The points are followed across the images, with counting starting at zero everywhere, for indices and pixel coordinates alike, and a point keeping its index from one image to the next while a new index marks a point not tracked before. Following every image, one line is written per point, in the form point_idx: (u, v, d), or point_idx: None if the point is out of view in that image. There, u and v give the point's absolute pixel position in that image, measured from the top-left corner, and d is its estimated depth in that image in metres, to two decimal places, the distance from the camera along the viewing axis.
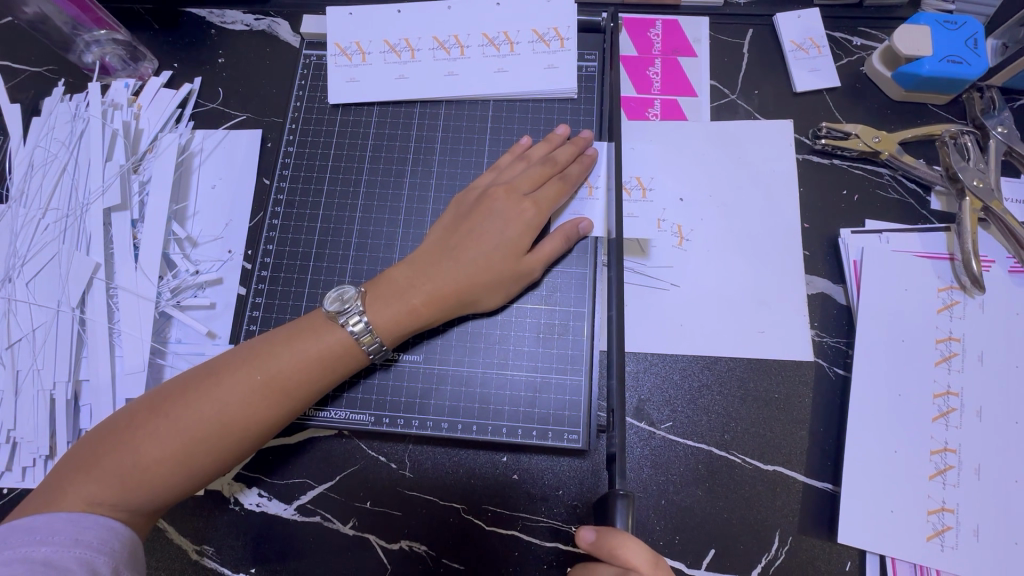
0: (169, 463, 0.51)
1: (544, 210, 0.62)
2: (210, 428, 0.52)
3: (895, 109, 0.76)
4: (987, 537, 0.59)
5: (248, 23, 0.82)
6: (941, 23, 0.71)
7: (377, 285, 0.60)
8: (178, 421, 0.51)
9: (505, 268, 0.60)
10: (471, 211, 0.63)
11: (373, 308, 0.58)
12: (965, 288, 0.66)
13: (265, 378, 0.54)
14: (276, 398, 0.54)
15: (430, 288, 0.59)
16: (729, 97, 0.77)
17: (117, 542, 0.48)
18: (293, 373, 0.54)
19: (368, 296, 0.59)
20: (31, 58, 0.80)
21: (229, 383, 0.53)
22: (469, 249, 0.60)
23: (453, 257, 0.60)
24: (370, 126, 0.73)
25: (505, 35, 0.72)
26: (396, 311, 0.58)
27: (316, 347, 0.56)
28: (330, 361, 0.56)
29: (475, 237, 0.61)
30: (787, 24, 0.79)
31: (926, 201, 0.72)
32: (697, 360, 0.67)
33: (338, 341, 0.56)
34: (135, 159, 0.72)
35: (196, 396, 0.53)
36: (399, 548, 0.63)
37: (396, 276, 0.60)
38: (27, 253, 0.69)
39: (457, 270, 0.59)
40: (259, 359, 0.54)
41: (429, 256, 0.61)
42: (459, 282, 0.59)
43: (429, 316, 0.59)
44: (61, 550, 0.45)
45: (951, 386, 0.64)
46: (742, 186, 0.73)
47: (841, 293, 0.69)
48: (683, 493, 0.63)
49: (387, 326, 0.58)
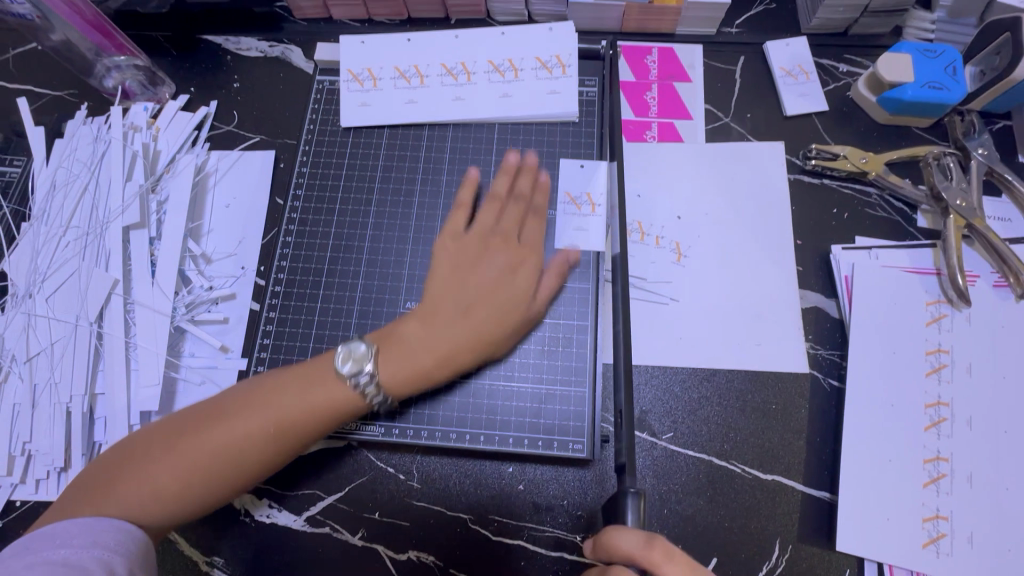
0: (178, 493, 0.52)
1: (539, 253, 0.66)
2: (231, 448, 0.53)
3: (880, 132, 0.79)
4: (980, 544, 0.61)
5: (263, 50, 0.86)
6: (922, 52, 0.76)
7: (386, 346, 0.60)
8: (189, 454, 0.53)
9: (514, 320, 0.62)
10: (471, 259, 0.64)
11: (383, 368, 0.58)
12: (951, 302, 0.69)
13: (276, 419, 0.55)
14: (284, 439, 0.55)
15: (439, 346, 0.60)
16: (723, 120, 0.81)
17: (133, 545, 0.50)
18: (302, 416, 0.55)
19: (378, 355, 0.59)
20: (53, 82, 0.84)
21: (238, 420, 0.54)
22: (479, 302, 0.62)
23: (462, 314, 0.61)
24: (380, 148, 0.76)
25: (510, 62, 0.76)
26: (406, 372, 0.59)
27: (326, 396, 0.56)
28: (339, 406, 0.56)
29: (485, 288, 0.62)
30: (777, 51, 0.83)
31: (913, 219, 0.75)
32: (696, 372, 0.70)
33: (348, 390, 0.57)
34: (153, 179, 0.75)
35: (206, 431, 0.54)
36: (407, 559, 0.64)
37: (407, 336, 0.60)
38: (47, 269, 0.71)
39: (467, 328, 0.61)
40: (269, 400, 0.55)
41: (440, 312, 0.61)
42: (470, 335, 0.60)
43: (440, 375, 0.60)
44: (79, 551, 0.47)
45: (942, 397, 0.66)
46: (737, 205, 0.76)
47: (833, 307, 0.72)
48: (685, 501, 0.65)
49: (397, 384, 0.59)
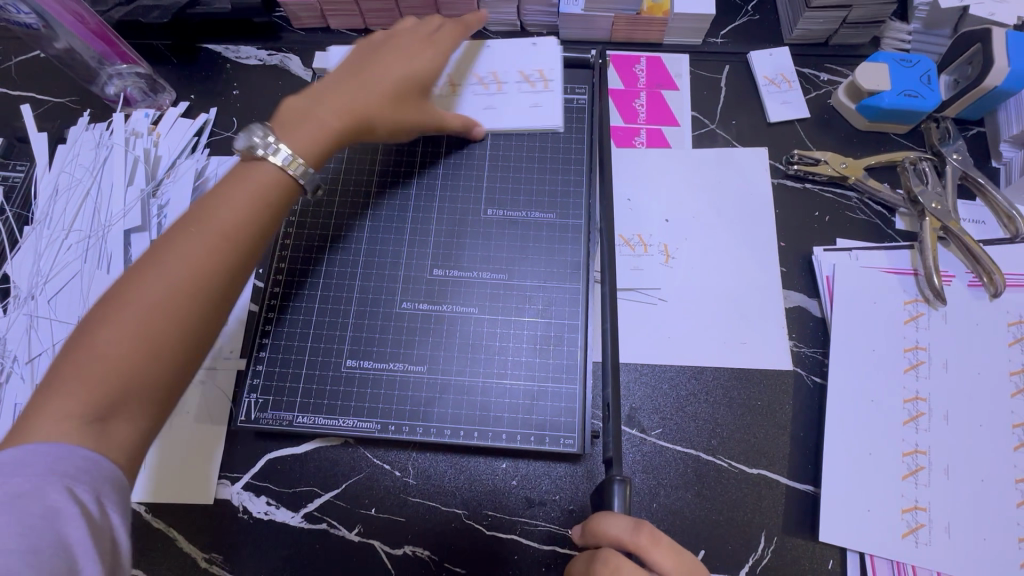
0: (125, 372, 0.46)
1: (421, 114, 0.69)
2: (162, 322, 0.47)
3: (860, 138, 0.82)
4: (958, 534, 0.63)
5: (262, 58, 0.88)
6: (898, 62, 0.79)
7: (283, 116, 0.61)
8: (127, 319, 0.47)
9: (400, 89, 0.66)
10: (393, 82, 0.65)
11: (291, 135, 0.59)
12: (928, 301, 0.72)
13: (213, 289, 0.50)
14: (228, 254, 0.52)
15: (341, 103, 0.62)
16: (709, 127, 0.84)
17: (98, 473, 0.43)
18: (236, 211, 0.53)
19: (279, 128, 0.60)
20: (56, 90, 0.85)
21: (168, 271, 0.49)
22: (360, 87, 0.64)
23: (352, 86, 0.64)
24: (377, 153, 0.78)
25: (494, 76, 0.79)
26: (311, 130, 0.60)
27: (250, 181, 0.55)
28: (267, 197, 0.55)
29: (366, 77, 0.65)
30: (760, 61, 0.86)
31: (891, 222, 0.78)
32: (685, 369, 0.72)
33: (269, 174, 0.56)
34: (154, 184, 0.76)
35: (140, 289, 0.48)
36: (403, 554, 0.66)
37: (297, 107, 0.62)
38: (50, 272, 0.72)
39: (359, 96, 0.63)
40: (204, 278, 0.50)
41: (341, 84, 0.64)
42: (362, 109, 0.63)
43: (339, 131, 0.61)
44: (34, 479, 0.40)
45: (920, 392, 0.68)
46: (722, 208, 0.79)
47: (816, 307, 0.74)
48: (673, 495, 0.67)
49: (307, 145, 0.59)
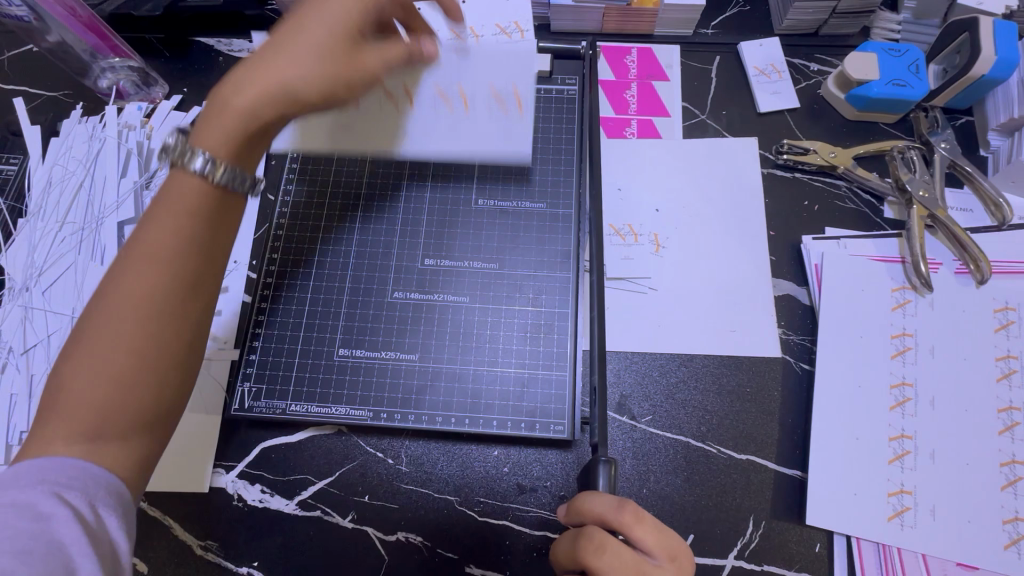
0: (103, 405, 0.43)
1: (370, 69, 0.57)
2: (129, 355, 0.44)
3: (849, 127, 0.83)
4: (943, 517, 0.64)
5: (254, 51, 0.88)
6: (886, 51, 0.79)
7: (212, 107, 0.50)
8: (80, 357, 0.44)
9: (330, 55, 0.54)
10: (326, 41, 0.54)
11: (201, 135, 0.49)
12: (916, 288, 0.72)
13: (183, 316, 0.46)
14: (174, 278, 0.46)
15: (254, 80, 0.51)
16: (700, 117, 0.84)
17: (90, 480, 0.43)
18: (173, 227, 0.47)
19: (191, 134, 0.49)
20: (49, 84, 0.86)
21: (112, 303, 0.45)
22: (292, 67, 0.52)
23: (278, 63, 0.52)
24: (368, 144, 0.78)
25: (459, 35, 0.80)
26: (228, 126, 0.49)
27: (187, 176, 0.48)
28: (218, 177, 0.48)
29: (280, 42, 0.53)
30: (750, 51, 0.86)
31: (880, 210, 0.78)
32: (674, 357, 0.73)
33: (195, 180, 0.48)
34: (148, 176, 0.77)
35: (93, 326, 0.44)
36: (396, 540, 0.67)
37: (210, 97, 0.51)
38: (43, 263, 0.73)
39: (293, 78, 0.52)
40: (142, 296, 0.45)
41: (250, 59, 0.53)
42: (291, 100, 0.52)
43: (259, 124, 0.51)
44: (27, 490, 0.40)
45: (906, 377, 0.69)
46: (712, 198, 0.79)
47: (804, 295, 0.75)
48: (662, 481, 0.68)
49: (219, 142, 0.49)
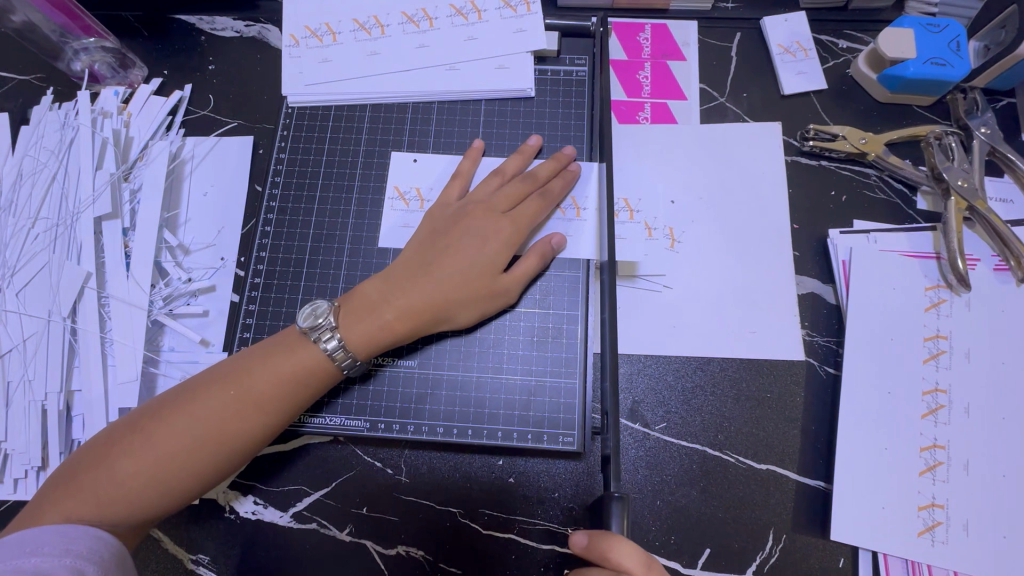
0: (151, 479, 0.51)
1: (521, 228, 0.62)
2: (189, 443, 0.52)
3: (880, 111, 0.77)
4: (976, 532, 0.60)
5: (238, 30, 0.82)
6: (924, 26, 0.73)
7: (350, 301, 0.60)
8: (154, 437, 0.52)
9: (479, 278, 0.61)
10: (448, 228, 0.63)
11: (345, 325, 0.58)
12: (951, 286, 0.67)
13: (249, 420, 0.54)
14: (252, 410, 0.54)
15: (403, 301, 0.59)
16: (718, 100, 0.78)
17: (108, 551, 0.48)
18: (268, 365, 0.55)
19: (342, 311, 0.59)
20: (18, 66, 0.80)
21: (205, 399, 0.54)
22: (443, 264, 0.60)
23: (427, 273, 0.60)
24: (362, 132, 0.73)
25: (472, 4, 0.73)
26: (368, 326, 0.58)
27: (289, 363, 0.56)
28: (300, 376, 0.56)
29: (455, 250, 0.61)
30: (774, 27, 0.80)
31: (913, 201, 0.73)
32: (690, 361, 0.68)
33: (314, 358, 0.56)
34: (126, 168, 0.71)
35: (172, 413, 0.53)
36: (396, 554, 0.63)
37: (368, 291, 0.60)
38: (17, 263, 0.68)
39: (432, 285, 0.60)
40: (222, 395, 0.54)
41: (406, 269, 0.61)
42: (430, 298, 0.59)
43: (401, 331, 0.59)
44: (52, 559, 0.45)
45: (939, 383, 0.65)
46: (732, 188, 0.74)
47: (830, 293, 0.70)
48: (678, 493, 0.64)
49: (361, 342, 0.58)
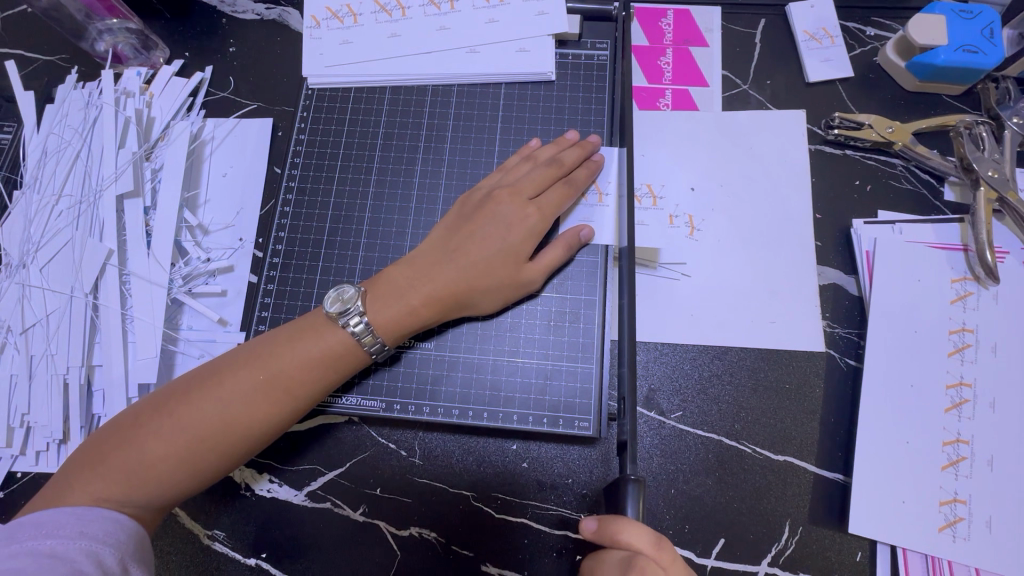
0: (176, 461, 0.52)
1: (547, 217, 0.62)
2: (213, 426, 0.53)
3: (908, 100, 0.75)
4: (999, 528, 0.59)
5: (259, 12, 0.82)
6: (956, 12, 0.71)
7: (376, 285, 0.60)
8: (182, 419, 0.52)
9: (503, 272, 0.60)
10: (474, 214, 0.62)
11: (373, 307, 0.58)
12: (979, 279, 0.66)
13: (271, 404, 0.54)
14: (276, 393, 0.54)
15: (428, 288, 0.59)
16: (741, 88, 0.77)
17: (122, 535, 0.48)
18: (293, 348, 0.56)
19: (369, 294, 0.59)
20: (43, 47, 0.81)
21: (233, 381, 0.54)
22: (469, 250, 0.60)
23: (453, 259, 0.60)
24: (381, 114, 0.73)
25: None
26: (395, 311, 0.58)
27: (316, 347, 0.56)
28: (325, 361, 0.56)
29: (478, 239, 0.61)
30: (799, 14, 0.78)
31: (940, 192, 0.71)
32: (708, 349, 0.67)
33: (339, 342, 0.57)
34: (147, 147, 0.72)
35: (199, 394, 0.53)
36: (409, 535, 0.63)
37: (395, 277, 0.60)
38: (41, 239, 0.70)
39: (458, 272, 0.59)
40: (248, 377, 0.54)
41: (430, 255, 0.61)
42: (456, 282, 0.59)
43: (427, 316, 0.59)
44: (66, 542, 0.46)
45: (964, 377, 0.63)
46: (753, 176, 0.73)
47: (852, 284, 0.68)
48: (693, 482, 0.63)
49: (388, 326, 0.58)
